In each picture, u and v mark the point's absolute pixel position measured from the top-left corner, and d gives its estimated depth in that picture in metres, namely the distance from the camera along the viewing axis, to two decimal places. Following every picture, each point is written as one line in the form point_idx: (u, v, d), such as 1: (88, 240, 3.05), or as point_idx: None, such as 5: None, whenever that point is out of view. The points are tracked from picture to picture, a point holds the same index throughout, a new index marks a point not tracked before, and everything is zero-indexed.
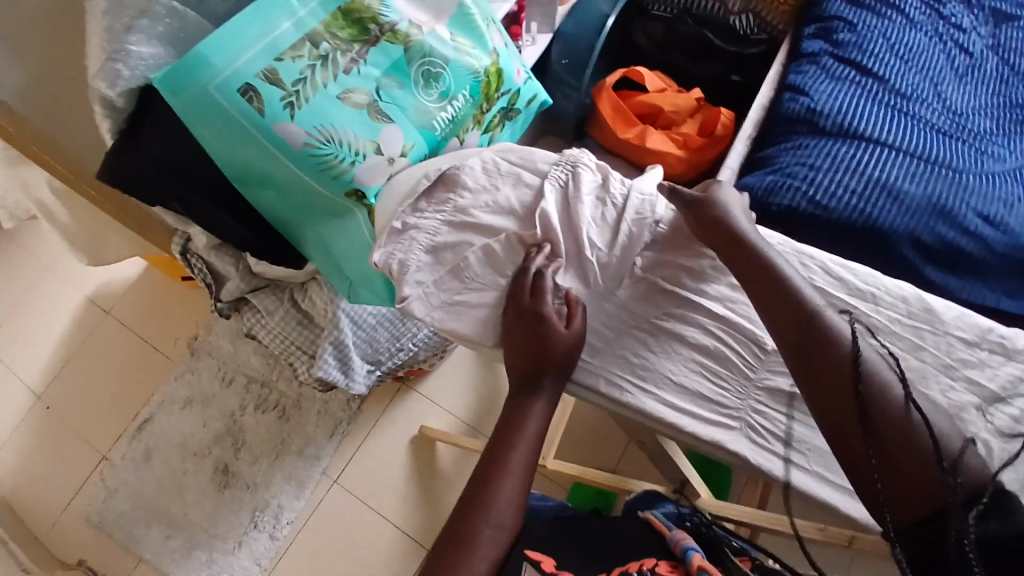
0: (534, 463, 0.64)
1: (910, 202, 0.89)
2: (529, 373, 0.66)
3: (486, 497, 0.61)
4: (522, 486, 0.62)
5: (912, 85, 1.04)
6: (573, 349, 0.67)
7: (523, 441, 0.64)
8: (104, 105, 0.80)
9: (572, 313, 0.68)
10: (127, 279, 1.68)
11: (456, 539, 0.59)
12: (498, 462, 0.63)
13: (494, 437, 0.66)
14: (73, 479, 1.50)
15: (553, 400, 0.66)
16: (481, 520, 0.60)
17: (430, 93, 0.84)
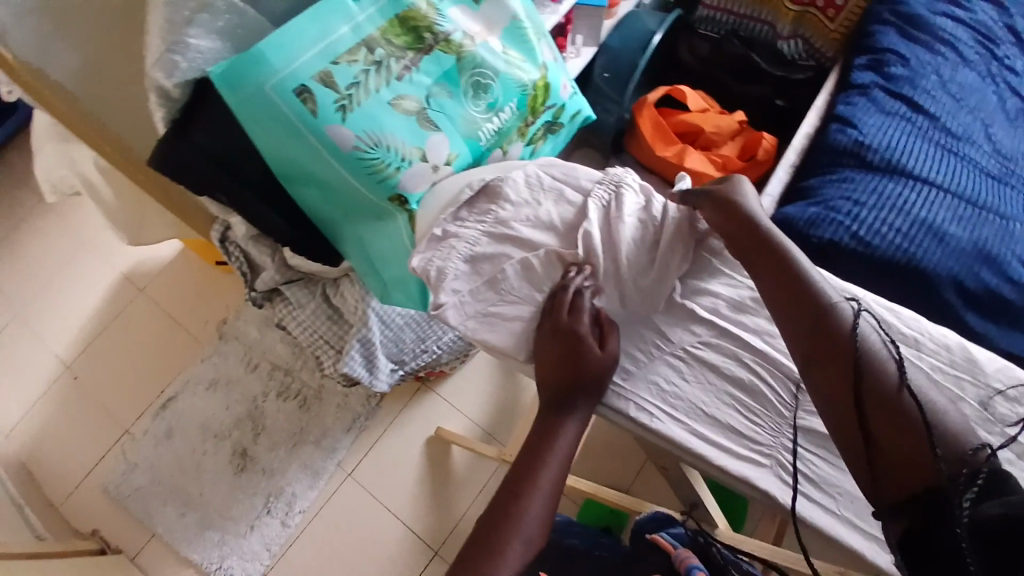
0: (564, 479, 0.63)
1: (956, 245, 0.87)
2: (564, 390, 0.65)
3: (515, 509, 0.60)
4: (551, 501, 0.62)
5: (962, 125, 1.02)
6: (607, 370, 0.66)
7: (554, 456, 0.64)
8: (159, 95, 0.82)
9: (606, 335, 0.68)
10: (162, 259, 1.72)
11: (482, 549, 0.58)
12: (528, 475, 0.62)
13: (525, 450, 0.65)
14: (96, 450, 1.54)
15: (584, 420, 0.66)
16: (509, 531, 0.59)
17: (478, 104, 0.85)
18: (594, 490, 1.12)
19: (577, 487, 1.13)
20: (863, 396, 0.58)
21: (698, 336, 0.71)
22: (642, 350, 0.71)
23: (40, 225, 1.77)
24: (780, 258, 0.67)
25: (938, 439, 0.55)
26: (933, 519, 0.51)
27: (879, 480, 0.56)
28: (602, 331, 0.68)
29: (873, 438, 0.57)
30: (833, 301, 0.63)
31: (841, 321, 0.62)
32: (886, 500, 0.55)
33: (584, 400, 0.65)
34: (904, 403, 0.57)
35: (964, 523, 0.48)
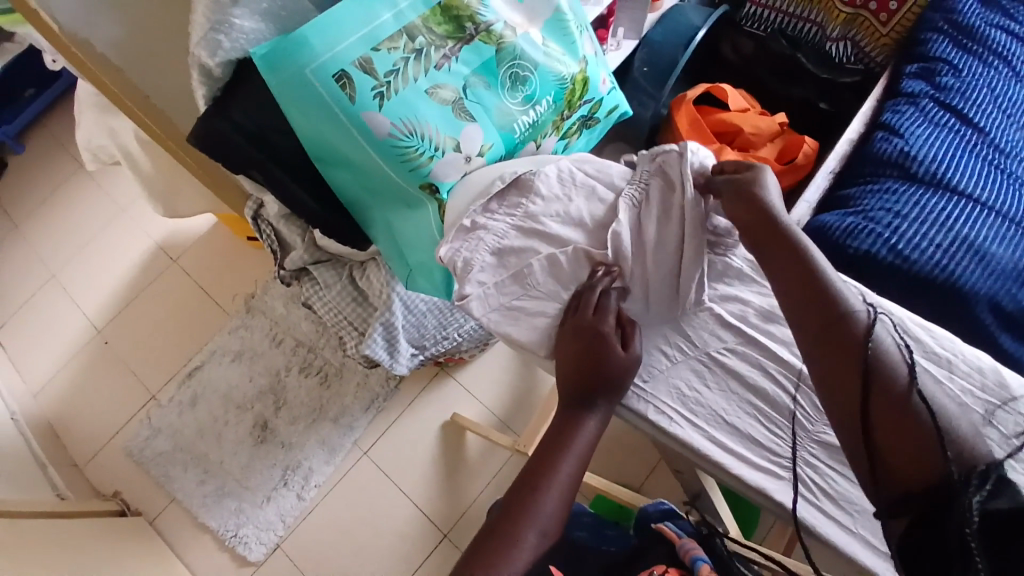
0: (581, 474, 0.63)
1: (996, 265, 0.85)
2: (585, 389, 0.65)
3: (530, 500, 0.60)
4: (567, 495, 0.62)
5: (1011, 141, 0.99)
6: (629, 371, 0.66)
7: (573, 451, 0.64)
8: (202, 72, 0.84)
9: (629, 337, 0.67)
10: (195, 232, 1.76)
11: (494, 537, 0.58)
12: (545, 468, 0.62)
13: (543, 443, 0.65)
14: (122, 413, 1.59)
15: (605, 420, 0.65)
16: (522, 523, 0.59)
17: (515, 96, 0.84)
18: (605, 485, 1.14)
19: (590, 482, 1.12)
20: (870, 393, 0.57)
21: (725, 343, 0.70)
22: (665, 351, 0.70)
23: (81, 192, 1.82)
24: (793, 246, 0.65)
25: (948, 444, 0.53)
26: (938, 515, 0.50)
27: (878, 478, 0.55)
28: (625, 334, 0.68)
29: (870, 432, 0.57)
30: (846, 297, 0.62)
31: (851, 316, 0.61)
32: (886, 499, 0.55)
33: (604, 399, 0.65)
34: (912, 404, 0.56)
35: (973, 524, 0.47)
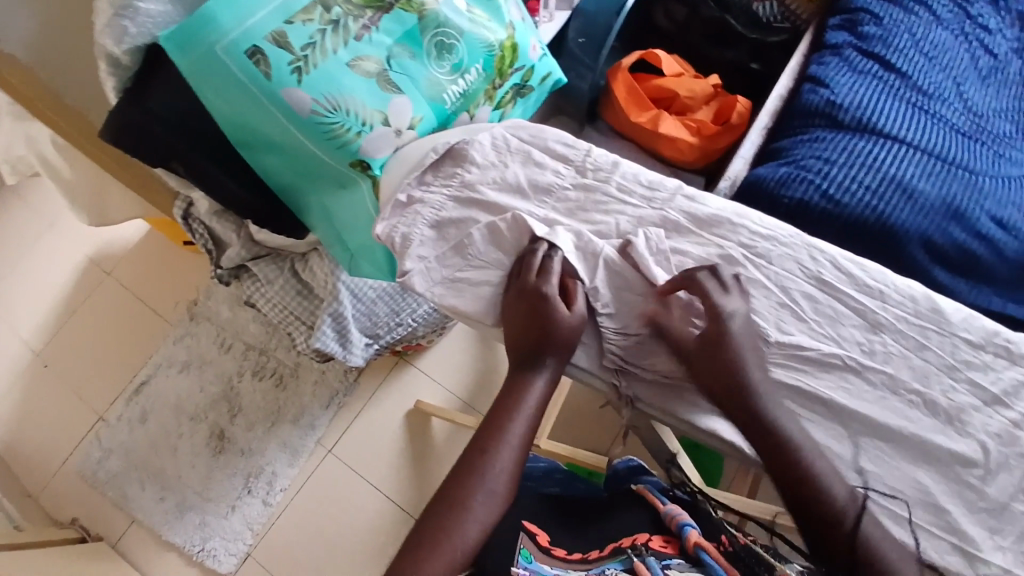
0: (533, 434, 0.63)
1: (925, 202, 0.87)
2: (532, 350, 0.65)
3: (482, 464, 0.59)
4: (519, 455, 0.61)
5: (935, 82, 1.00)
6: (575, 332, 0.66)
7: (522, 410, 0.63)
8: (109, 62, 0.81)
9: (572, 297, 0.67)
10: (128, 240, 1.67)
11: (448, 505, 0.57)
12: (495, 431, 0.61)
13: (493, 407, 0.64)
14: (69, 437, 1.51)
15: (554, 378, 0.65)
16: (474, 485, 0.58)
17: (442, 65, 0.82)
18: (571, 452, 1.15)
19: (555, 451, 1.14)
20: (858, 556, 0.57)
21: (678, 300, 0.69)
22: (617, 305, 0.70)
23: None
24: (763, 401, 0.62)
25: None
26: None
27: None
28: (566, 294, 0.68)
29: None
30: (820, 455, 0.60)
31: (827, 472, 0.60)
32: None
33: (551, 353, 0.65)
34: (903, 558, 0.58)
35: None
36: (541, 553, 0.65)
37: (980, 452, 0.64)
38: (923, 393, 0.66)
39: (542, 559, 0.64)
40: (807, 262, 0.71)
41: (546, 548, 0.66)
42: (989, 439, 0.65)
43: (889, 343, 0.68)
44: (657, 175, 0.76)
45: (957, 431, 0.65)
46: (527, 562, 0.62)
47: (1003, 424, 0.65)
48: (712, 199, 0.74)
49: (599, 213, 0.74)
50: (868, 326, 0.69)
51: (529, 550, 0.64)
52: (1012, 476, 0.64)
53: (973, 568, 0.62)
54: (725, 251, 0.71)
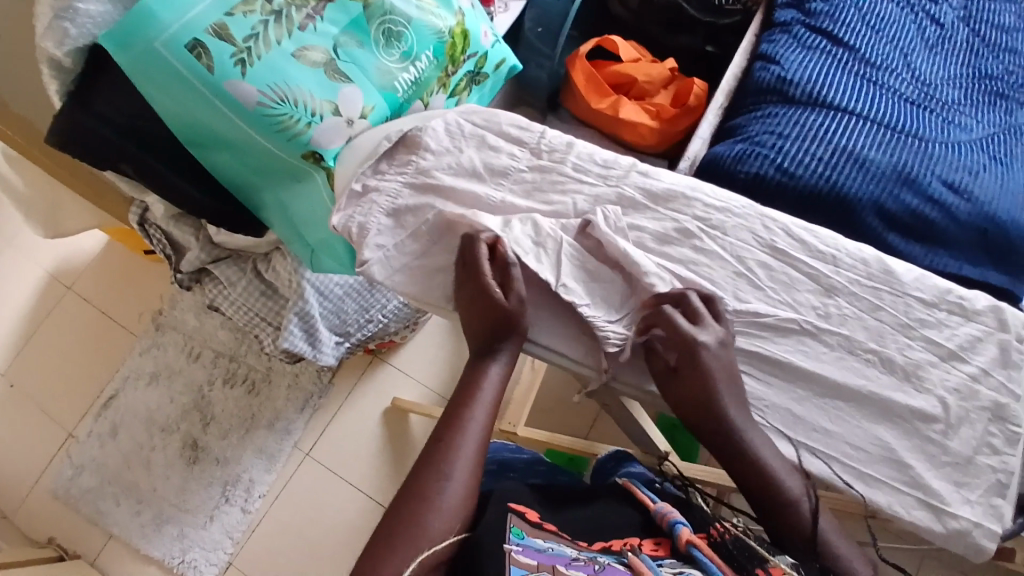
0: (491, 424, 0.63)
1: (876, 170, 0.88)
2: (487, 331, 0.67)
3: (445, 455, 0.59)
4: (481, 444, 0.61)
5: (881, 54, 1.03)
6: (515, 312, 0.66)
7: (480, 400, 0.64)
8: (52, 65, 0.78)
9: (511, 281, 0.67)
10: (87, 252, 1.62)
11: (413, 495, 0.56)
12: (455, 422, 0.61)
13: (453, 398, 0.64)
14: (39, 457, 1.47)
15: (510, 363, 0.67)
16: (437, 476, 0.57)
17: (392, 53, 0.82)
18: (549, 437, 1.14)
19: (534, 437, 1.13)
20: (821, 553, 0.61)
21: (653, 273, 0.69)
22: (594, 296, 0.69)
23: None
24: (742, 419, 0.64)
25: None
26: None
27: None
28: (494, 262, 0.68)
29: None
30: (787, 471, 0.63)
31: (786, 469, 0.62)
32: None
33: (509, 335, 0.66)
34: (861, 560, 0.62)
35: None
36: (529, 525, 0.55)
37: (940, 408, 0.67)
38: (880, 351, 0.68)
39: (532, 532, 0.54)
40: (760, 232, 0.72)
41: (536, 523, 0.56)
42: (948, 394, 0.67)
43: (843, 306, 0.70)
44: (612, 154, 0.77)
45: (914, 388, 0.67)
46: (521, 539, 0.52)
47: (960, 378, 0.68)
48: (665, 175, 0.76)
49: (556, 193, 0.75)
50: (821, 290, 0.71)
51: (519, 525, 0.54)
52: (971, 429, 0.66)
53: (941, 523, 0.64)
54: (681, 224, 0.72)
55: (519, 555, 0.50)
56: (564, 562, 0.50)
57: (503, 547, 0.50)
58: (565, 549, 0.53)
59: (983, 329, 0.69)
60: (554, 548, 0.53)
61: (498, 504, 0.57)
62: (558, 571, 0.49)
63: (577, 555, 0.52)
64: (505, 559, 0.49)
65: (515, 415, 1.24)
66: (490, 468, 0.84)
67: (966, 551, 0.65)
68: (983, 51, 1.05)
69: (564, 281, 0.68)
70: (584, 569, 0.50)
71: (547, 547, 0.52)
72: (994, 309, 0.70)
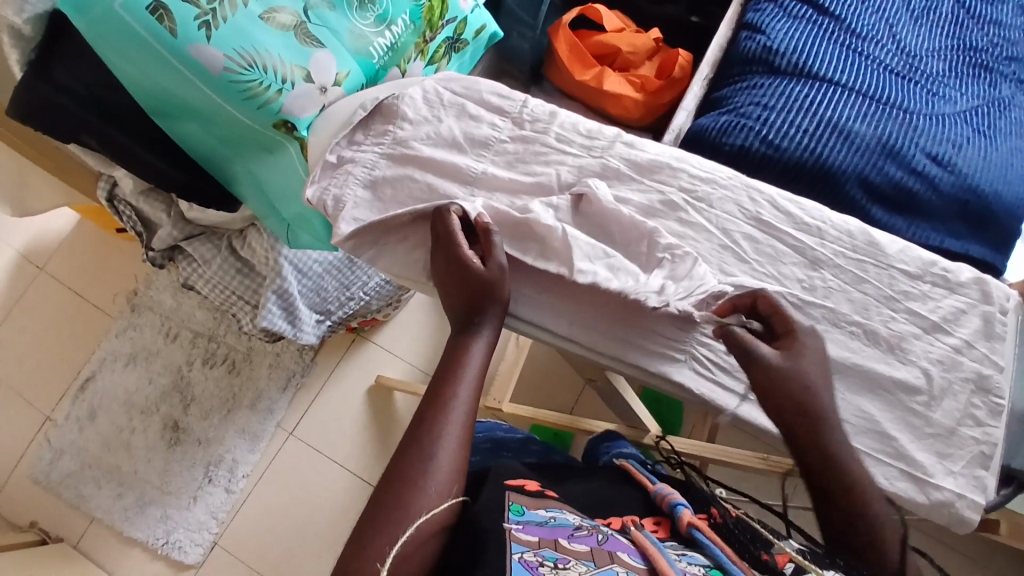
0: (475, 406, 0.59)
1: (861, 142, 0.87)
2: (467, 306, 0.65)
3: (430, 434, 0.56)
4: (467, 423, 0.58)
5: (867, 24, 1.01)
6: (496, 278, 0.65)
7: (465, 379, 0.60)
8: (12, 34, 0.77)
9: (490, 250, 0.66)
10: (56, 231, 1.56)
11: (398, 474, 0.54)
12: (438, 400, 0.58)
13: (434, 377, 0.61)
14: (17, 441, 1.44)
15: (493, 339, 0.65)
16: (422, 455, 0.54)
17: (366, 16, 0.80)
18: (534, 413, 1.13)
19: (520, 413, 1.12)
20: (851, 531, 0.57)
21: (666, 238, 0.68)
22: (614, 271, 0.66)
23: None
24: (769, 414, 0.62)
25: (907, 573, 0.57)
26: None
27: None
28: (479, 243, 0.67)
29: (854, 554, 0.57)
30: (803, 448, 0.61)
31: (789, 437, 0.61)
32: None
33: (491, 308, 0.65)
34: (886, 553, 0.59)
35: None
36: (529, 497, 0.54)
37: (923, 379, 0.67)
38: (864, 324, 0.68)
39: (533, 504, 0.53)
40: (745, 203, 0.71)
41: (536, 493, 0.55)
42: (933, 366, 0.67)
43: (828, 278, 0.69)
44: (596, 123, 0.75)
45: (898, 359, 0.67)
46: (520, 515, 0.50)
47: (945, 351, 0.68)
48: (651, 145, 0.74)
49: (539, 164, 0.73)
50: (807, 263, 0.70)
51: (519, 500, 0.52)
52: (955, 401, 0.67)
53: (924, 493, 0.64)
54: (666, 197, 0.71)
55: (520, 533, 0.47)
56: (567, 535, 0.49)
57: (501, 526, 0.47)
58: (569, 518, 0.52)
59: (968, 301, 0.69)
60: (557, 518, 0.52)
61: (496, 482, 0.55)
62: (561, 545, 0.47)
63: (580, 524, 0.52)
64: (506, 537, 0.46)
65: (499, 391, 1.23)
66: (480, 446, 0.83)
67: (950, 522, 0.65)
68: (969, 21, 1.03)
69: (579, 266, 0.65)
70: (588, 541, 0.49)
71: (549, 519, 0.51)
72: (978, 280, 0.69)
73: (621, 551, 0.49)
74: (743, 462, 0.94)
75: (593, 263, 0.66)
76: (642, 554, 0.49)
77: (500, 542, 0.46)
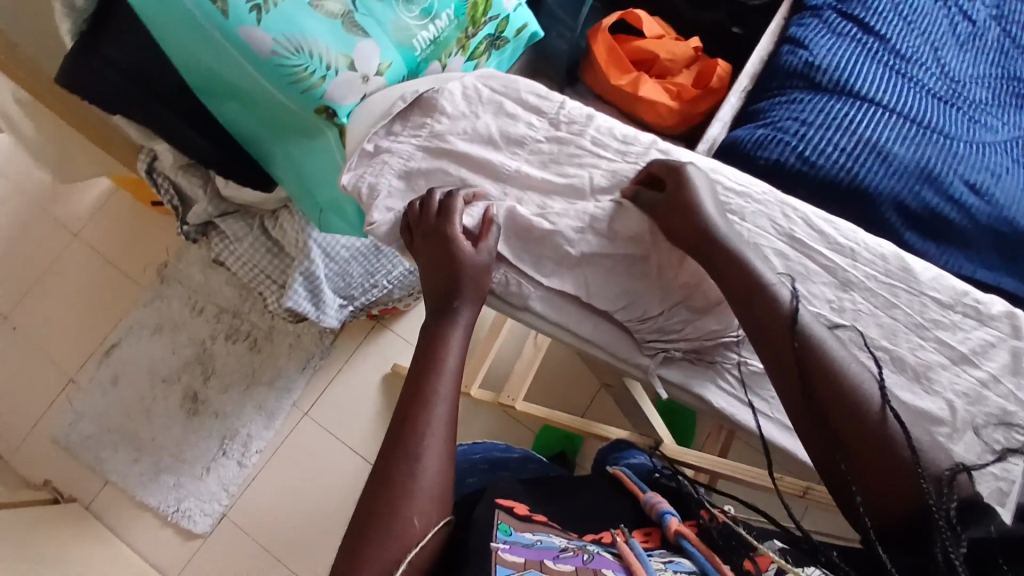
0: (456, 413, 0.58)
1: (898, 164, 0.85)
2: (449, 283, 0.65)
3: (409, 441, 0.55)
4: (450, 416, 0.57)
5: (913, 46, 0.99)
6: (483, 262, 0.67)
7: (443, 383, 0.59)
8: (64, 4, 0.78)
9: (483, 234, 0.68)
10: (94, 199, 1.60)
11: (385, 483, 0.53)
12: (419, 398, 0.57)
13: (414, 368, 0.60)
14: (42, 401, 1.48)
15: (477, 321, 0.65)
16: (407, 457, 0.54)
17: (412, 9, 0.80)
18: (546, 413, 1.13)
19: (532, 412, 1.12)
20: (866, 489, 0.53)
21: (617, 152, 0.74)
22: (629, 300, 0.69)
23: None
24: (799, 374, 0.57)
25: None
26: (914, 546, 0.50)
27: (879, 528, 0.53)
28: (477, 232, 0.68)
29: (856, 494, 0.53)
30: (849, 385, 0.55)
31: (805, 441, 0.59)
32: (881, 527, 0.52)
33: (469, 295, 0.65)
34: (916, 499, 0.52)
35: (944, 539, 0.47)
36: (518, 520, 0.54)
37: (947, 411, 0.65)
38: (891, 350, 0.67)
39: (521, 527, 0.53)
40: (778, 220, 0.71)
41: (525, 517, 0.55)
42: (957, 398, 0.66)
43: (857, 301, 0.69)
44: (632, 129, 0.75)
45: (923, 389, 0.66)
46: (508, 535, 0.51)
47: (970, 382, 0.66)
48: (685, 153, 0.74)
49: (572, 165, 0.73)
50: (837, 284, 0.70)
51: (507, 520, 0.53)
52: (978, 433, 0.65)
53: None
54: None
55: (506, 552, 0.48)
56: (551, 556, 0.49)
57: (487, 546, 0.48)
58: (554, 540, 0.53)
59: (997, 335, 0.68)
60: (543, 541, 0.52)
61: (485, 502, 0.56)
62: (546, 566, 0.47)
63: (566, 546, 0.52)
64: (491, 557, 0.47)
65: (514, 388, 1.23)
66: (479, 466, 0.83)
67: None
68: (1016, 50, 1.02)
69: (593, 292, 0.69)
70: (573, 561, 0.49)
71: (535, 541, 0.51)
72: (1010, 314, 0.68)
73: (605, 568, 0.49)
74: (751, 480, 0.94)
75: (608, 290, 0.69)
76: (627, 569, 0.50)
77: (486, 564, 0.46)
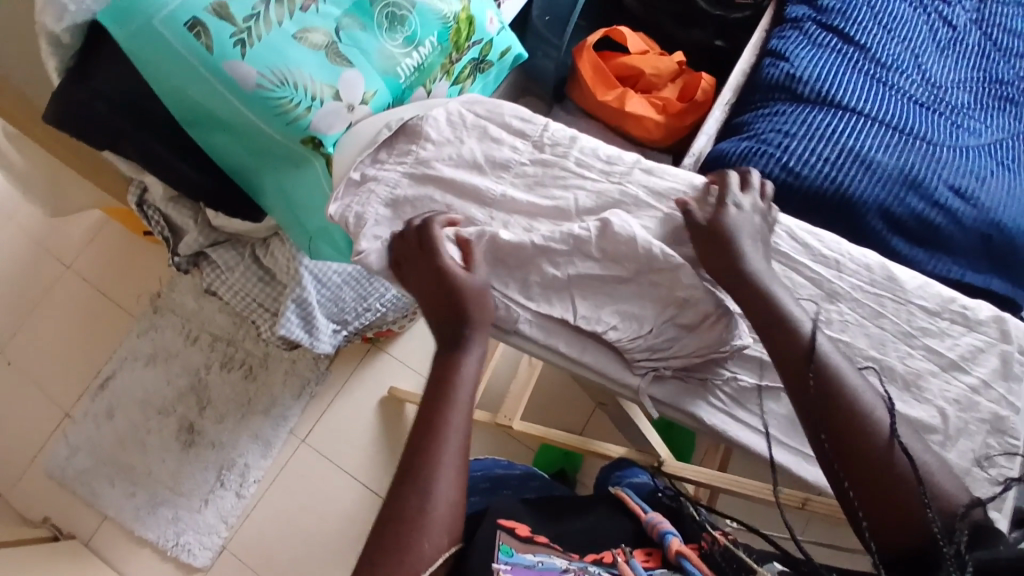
0: (468, 435, 0.58)
1: (882, 172, 0.86)
2: (457, 310, 0.65)
3: (422, 472, 0.55)
4: (463, 445, 0.57)
5: (892, 55, 1.01)
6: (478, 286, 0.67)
7: (457, 408, 0.59)
8: (50, 42, 0.78)
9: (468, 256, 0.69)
10: (86, 232, 1.60)
11: (399, 515, 0.53)
12: (431, 429, 0.57)
13: (425, 397, 0.61)
14: (36, 437, 1.47)
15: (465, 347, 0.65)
16: (419, 490, 0.54)
17: (395, 37, 0.82)
18: (543, 432, 1.12)
19: (530, 431, 1.12)
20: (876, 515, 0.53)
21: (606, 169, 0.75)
22: (621, 318, 0.69)
23: None
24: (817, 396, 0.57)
25: None
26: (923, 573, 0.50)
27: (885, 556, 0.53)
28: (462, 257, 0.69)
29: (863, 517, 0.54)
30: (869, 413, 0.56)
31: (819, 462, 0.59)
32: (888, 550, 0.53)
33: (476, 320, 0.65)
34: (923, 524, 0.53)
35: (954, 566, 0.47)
36: (520, 540, 0.54)
37: (939, 419, 0.66)
38: (880, 360, 0.68)
39: (523, 548, 0.53)
40: None
41: (527, 537, 0.55)
42: (948, 405, 0.66)
43: (845, 311, 0.69)
44: (616, 149, 0.76)
45: (914, 397, 0.67)
46: (509, 557, 0.51)
47: (961, 388, 0.67)
48: (670, 171, 0.74)
49: (557, 187, 0.74)
50: (824, 295, 0.70)
51: (509, 542, 0.53)
52: (971, 440, 0.65)
53: None
54: None
55: None
56: None
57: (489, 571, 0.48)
58: (557, 561, 0.52)
59: (985, 340, 0.68)
60: (545, 562, 0.52)
61: (487, 522, 0.55)
62: None
63: (567, 566, 0.52)
64: None
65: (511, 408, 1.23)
66: (479, 485, 0.82)
67: None
68: (993, 55, 1.03)
69: (582, 312, 0.69)
70: None
71: (537, 563, 0.51)
72: (997, 319, 0.69)
73: None
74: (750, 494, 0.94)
75: (599, 310, 0.70)
76: None
77: None
